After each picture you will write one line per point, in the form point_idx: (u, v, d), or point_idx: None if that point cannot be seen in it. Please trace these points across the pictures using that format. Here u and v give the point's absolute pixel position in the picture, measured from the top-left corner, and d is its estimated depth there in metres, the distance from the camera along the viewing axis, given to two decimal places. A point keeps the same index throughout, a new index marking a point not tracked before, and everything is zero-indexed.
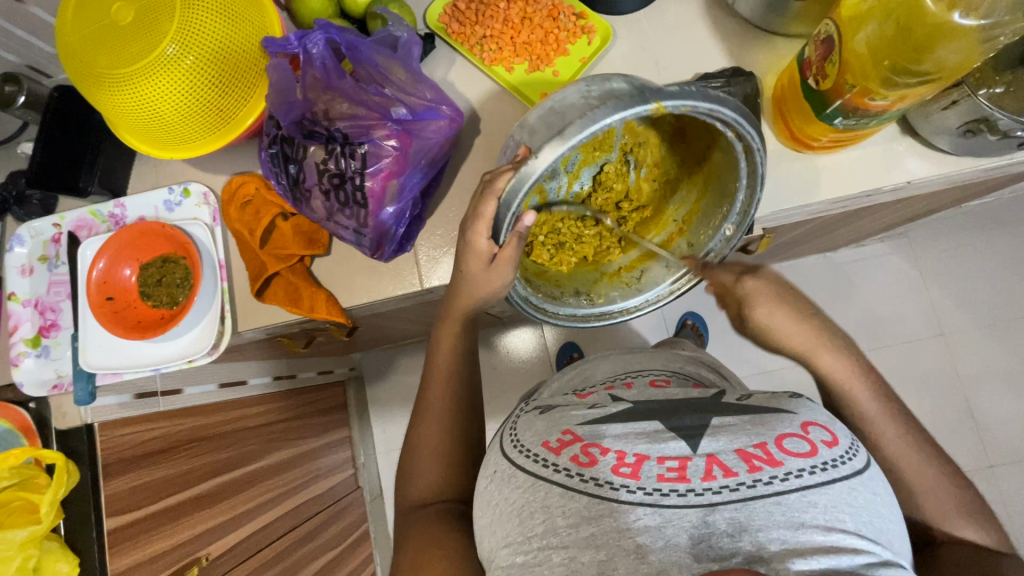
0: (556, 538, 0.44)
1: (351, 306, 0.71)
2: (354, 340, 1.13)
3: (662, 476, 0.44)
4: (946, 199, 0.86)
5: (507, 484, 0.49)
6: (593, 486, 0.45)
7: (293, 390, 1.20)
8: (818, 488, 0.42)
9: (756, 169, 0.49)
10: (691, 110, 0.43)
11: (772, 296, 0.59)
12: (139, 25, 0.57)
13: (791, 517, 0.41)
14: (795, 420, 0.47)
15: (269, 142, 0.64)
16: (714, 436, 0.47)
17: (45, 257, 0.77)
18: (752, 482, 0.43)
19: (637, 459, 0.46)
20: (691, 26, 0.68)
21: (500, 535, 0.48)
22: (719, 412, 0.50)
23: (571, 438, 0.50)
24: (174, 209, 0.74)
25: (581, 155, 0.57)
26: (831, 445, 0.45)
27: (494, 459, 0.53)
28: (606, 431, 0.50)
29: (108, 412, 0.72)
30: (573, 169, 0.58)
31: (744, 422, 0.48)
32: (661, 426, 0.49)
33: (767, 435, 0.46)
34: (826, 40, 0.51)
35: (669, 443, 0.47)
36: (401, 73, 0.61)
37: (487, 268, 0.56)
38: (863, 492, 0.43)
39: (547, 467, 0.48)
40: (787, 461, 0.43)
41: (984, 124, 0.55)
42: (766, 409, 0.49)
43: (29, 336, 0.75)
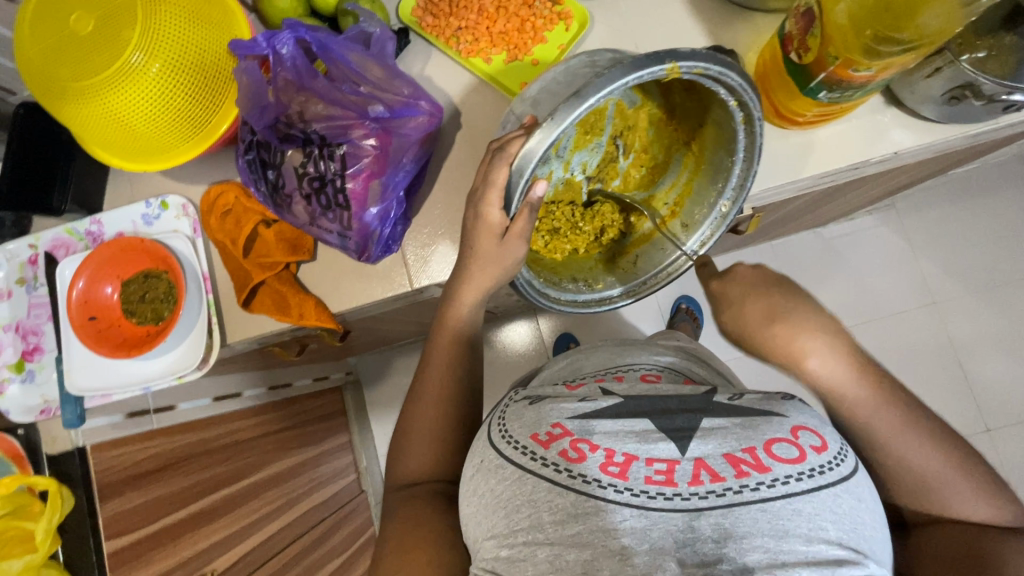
0: (543, 533, 0.44)
1: (341, 312, 0.70)
2: (348, 345, 1.11)
3: (650, 478, 0.44)
4: (932, 168, 0.86)
5: (494, 475, 0.49)
6: (580, 483, 0.45)
7: (290, 400, 1.19)
8: (804, 496, 0.41)
9: (756, 139, 0.49)
10: (703, 72, 0.43)
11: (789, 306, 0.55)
12: (101, 35, 0.55)
13: (776, 526, 0.41)
14: (784, 425, 0.46)
15: (245, 148, 0.62)
16: (703, 439, 0.46)
17: (23, 280, 0.75)
18: (739, 488, 0.42)
19: (625, 459, 0.45)
20: (668, 6, 0.67)
21: (485, 526, 0.48)
22: (711, 415, 0.49)
23: (560, 431, 0.49)
24: (153, 223, 0.72)
25: (575, 137, 0.56)
26: (820, 450, 0.44)
27: (481, 449, 0.52)
28: (596, 427, 0.49)
29: (101, 434, 0.71)
30: (567, 154, 0.57)
31: (735, 426, 0.47)
32: (650, 426, 0.48)
33: (757, 439, 0.45)
34: (807, 13, 0.50)
35: (659, 444, 0.46)
36: (377, 70, 0.59)
37: (499, 244, 0.55)
38: (848, 500, 0.42)
39: (535, 461, 0.47)
40: (775, 466, 0.43)
41: (967, 90, 0.54)
42: (755, 411, 0.48)
43: (12, 362, 0.74)
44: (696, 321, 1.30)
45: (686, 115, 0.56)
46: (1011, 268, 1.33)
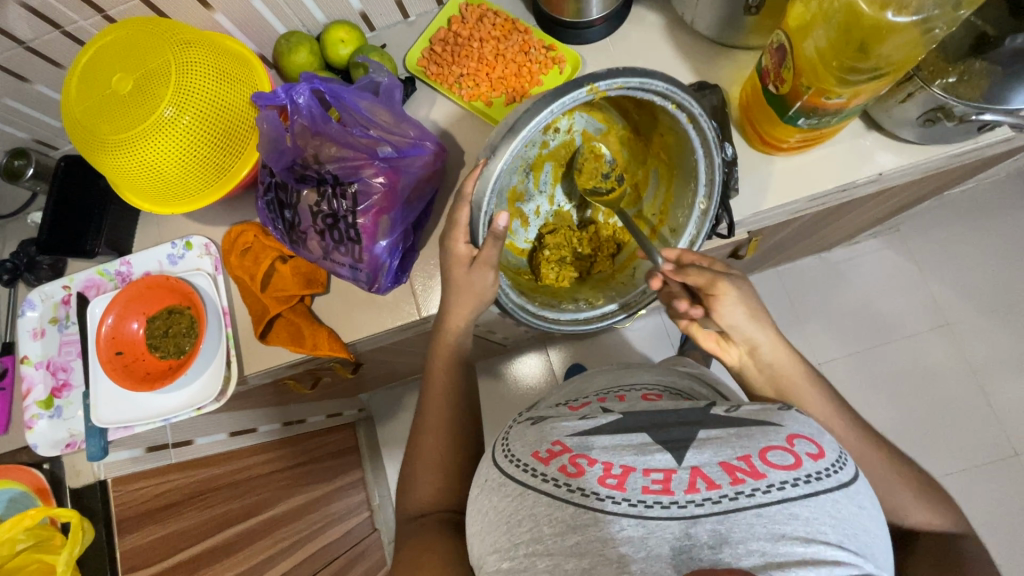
0: (543, 545, 0.45)
1: (353, 342, 0.73)
2: (361, 378, 1.14)
3: (647, 488, 0.45)
4: (924, 188, 0.89)
5: (497, 492, 0.50)
6: (579, 495, 0.46)
7: (304, 435, 1.20)
8: (800, 501, 0.42)
9: (707, 133, 0.53)
10: (623, 85, 0.48)
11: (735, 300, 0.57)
12: (138, 93, 0.60)
13: (772, 529, 0.41)
14: (780, 433, 0.47)
15: (264, 189, 0.67)
16: (699, 448, 0.47)
17: (56, 319, 0.79)
18: (734, 494, 0.43)
19: (623, 471, 0.46)
20: (655, 47, 0.72)
21: (489, 541, 0.48)
22: (708, 425, 0.50)
23: (560, 448, 0.50)
24: (178, 262, 0.77)
25: (550, 171, 0.67)
26: (816, 458, 0.45)
27: (486, 467, 0.54)
28: (595, 442, 0.50)
29: (122, 467, 0.74)
30: (546, 187, 0.68)
31: (730, 436, 0.48)
32: (648, 438, 0.49)
33: (752, 447, 0.46)
34: (779, 48, 0.54)
35: (656, 455, 0.47)
36: (385, 115, 0.64)
37: (469, 271, 0.58)
38: (848, 506, 0.43)
39: (536, 477, 0.48)
40: (769, 473, 0.44)
41: (940, 112, 0.57)
42: (754, 422, 0.49)
43: (42, 399, 0.77)
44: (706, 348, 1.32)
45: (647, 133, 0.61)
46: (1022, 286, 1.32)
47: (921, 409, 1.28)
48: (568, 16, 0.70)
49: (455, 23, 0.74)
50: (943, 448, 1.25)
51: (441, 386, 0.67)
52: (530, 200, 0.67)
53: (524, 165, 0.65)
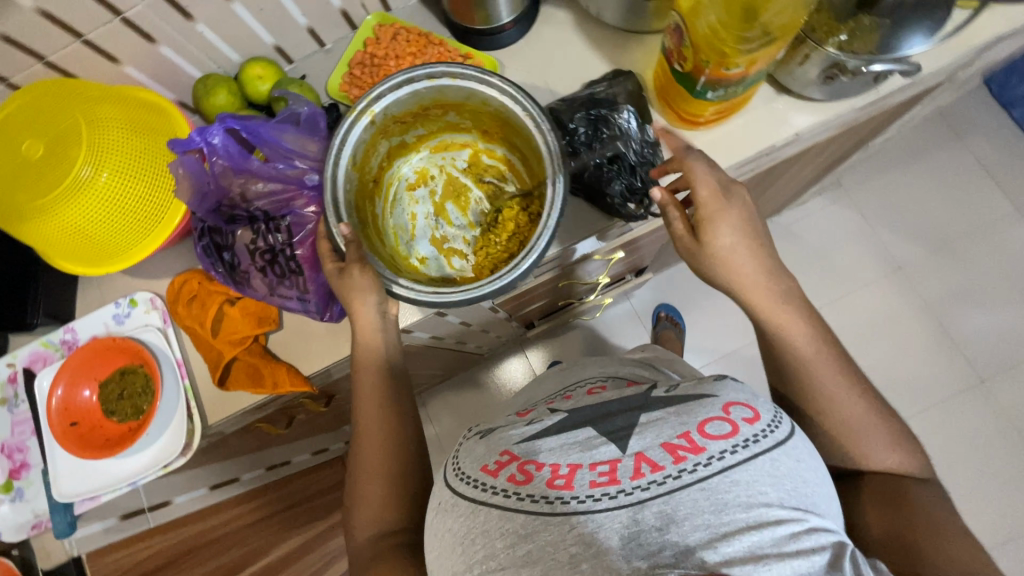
0: (496, 560, 0.44)
1: (314, 373, 0.72)
2: (339, 410, 1.13)
3: (594, 482, 0.46)
4: (850, 142, 0.93)
5: (450, 514, 0.48)
6: (530, 503, 0.46)
7: (287, 478, 1.17)
8: (739, 466, 0.44)
9: (480, 79, 0.59)
10: (381, 91, 0.59)
11: (739, 218, 0.59)
12: (50, 156, 0.59)
13: (715, 500, 0.43)
14: (716, 403, 0.49)
15: (199, 235, 0.66)
16: (641, 434, 0.48)
17: (4, 399, 0.75)
18: (677, 473, 0.44)
19: (569, 470, 0.47)
20: (569, 42, 0.74)
21: (446, 567, 0.47)
22: (648, 408, 0.52)
23: (507, 458, 0.50)
24: (124, 321, 0.74)
25: (455, 208, 0.72)
26: (751, 421, 0.47)
27: (438, 491, 0.52)
28: (542, 446, 0.51)
29: (93, 540, 0.76)
30: (457, 220, 0.72)
31: (670, 414, 0.50)
32: (593, 432, 0.51)
33: (690, 423, 0.48)
34: (675, 29, 0.57)
35: (601, 448, 0.48)
36: (313, 146, 0.63)
37: (342, 279, 0.59)
38: (786, 461, 0.45)
39: (486, 491, 0.48)
40: (708, 445, 0.45)
41: (836, 68, 0.60)
42: (691, 397, 0.51)
43: (2, 482, 0.74)
44: (679, 326, 1.35)
45: (477, 120, 0.67)
46: (961, 221, 1.39)
47: (889, 353, 1.32)
48: (478, 23, 0.71)
49: (370, 44, 0.74)
50: (910, 389, 1.29)
51: (389, 397, 0.64)
52: (454, 238, 0.71)
53: (428, 218, 0.72)
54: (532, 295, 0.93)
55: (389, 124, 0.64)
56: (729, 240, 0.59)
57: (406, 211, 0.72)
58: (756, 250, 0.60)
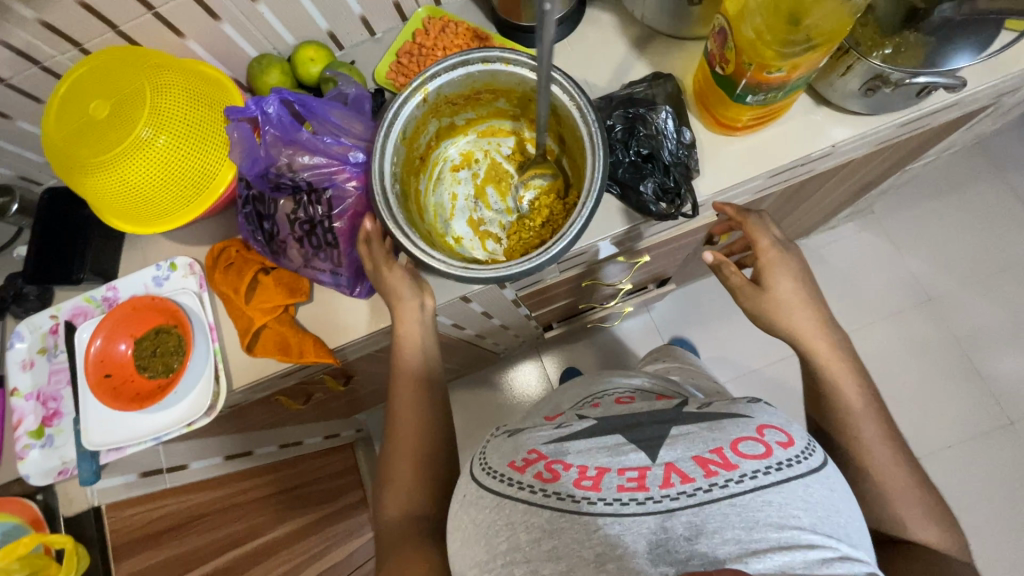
0: (521, 553, 0.45)
1: (339, 347, 0.74)
2: (355, 394, 1.14)
3: (622, 486, 0.47)
4: (886, 163, 0.92)
5: (474, 505, 0.50)
6: (556, 500, 0.47)
7: (298, 457, 1.19)
8: (772, 487, 0.45)
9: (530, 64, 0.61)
10: (435, 69, 0.61)
11: (795, 273, 0.68)
12: (114, 116, 0.63)
13: (747, 518, 0.43)
14: (750, 424, 0.50)
15: (243, 202, 0.68)
16: (671, 445, 0.50)
17: (45, 349, 0.79)
18: (708, 486, 0.45)
19: (597, 472, 0.48)
20: (611, 45, 0.75)
21: (467, 558, 0.48)
22: (680, 423, 0.53)
23: (536, 456, 0.52)
24: (163, 283, 0.77)
25: (495, 192, 0.73)
26: (786, 445, 0.48)
27: (463, 485, 0.54)
28: (570, 448, 0.52)
29: (114, 494, 0.75)
30: (496, 204, 0.73)
31: (701, 429, 0.51)
32: (621, 439, 0.52)
33: (723, 441, 0.49)
34: (720, 32, 0.58)
35: (629, 455, 0.50)
36: (359, 126, 0.66)
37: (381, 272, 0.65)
38: (819, 489, 0.46)
39: (513, 485, 0.49)
40: (741, 463, 0.46)
41: (879, 80, 0.60)
42: (722, 415, 0.53)
43: (34, 428, 0.76)
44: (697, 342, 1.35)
45: (524, 106, 0.68)
46: (996, 257, 1.35)
47: (913, 386, 1.29)
48: (525, 20, 0.74)
49: (419, 35, 0.77)
50: (930, 427, 1.26)
51: (422, 406, 0.67)
52: (490, 221, 0.73)
53: (468, 200, 0.74)
54: (556, 291, 0.93)
55: (440, 103, 0.66)
56: (788, 290, 0.67)
57: (448, 191, 0.74)
58: (816, 307, 0.67)
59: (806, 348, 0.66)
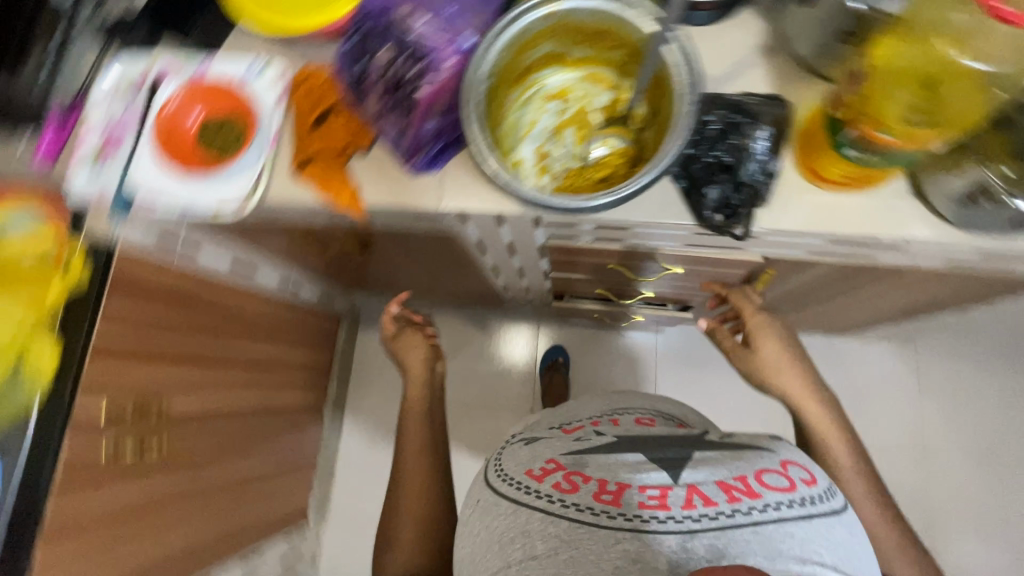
0: (533, 556, 0.61)
1: (370, 205, 0.77)
2: (366, 266, 1.21)
3: (645, 502, 0.61)
4: (951, 291, 0.89)
5: (492, 510, 0.68)
6: (574, 509, 0.62)
7: (291, 303, 1.36)
8: (792, 519, 0.58)
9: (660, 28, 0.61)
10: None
11: (777, 338, 0.93)
12: None
13: (771, 544, 0.56)
14: (777, 459, 0.65)
15: (348, 35, 0.70)
16: (696, 469, 0.64)
17: (133, 86, 0.82)
18: (731, 511, 0.58)
19: (618, 488, 0.63)
20: (752, 48, 0.72)
21: (488, 564, 0.65)
22: (700, 449, 0.69)
23: (553, 466, 0.68)
24: (254, 77, 0.80)
25: (572, 135, 0.74)
26: (808, 484, 0.62)
27: (479, 490, 0.74)
28: (589, 462, 0.68)
29: (132, 234, 0.82)
30: (568, 146, 0.74)
31: (722, 458, 0.66)
32: (642, 458, 0.67)
33: (748, 472, 0.63)
34: (853, 75, 0.56)
35: (653, 473, 0.64)
36: (479, 18, 0.68)
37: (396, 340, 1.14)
38: (839, 530, 0.59)
39: (530, 493, 0.66)
40: (765, 494, 0.60)
41: (983, 192, 0.59)
42: (745, 448, 0.68)
43: (94, 151, 0.79)
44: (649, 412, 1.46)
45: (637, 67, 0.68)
46: None
47: None
48: None
49: None
50: None
51: (422, 462, 0.97)
52: (555, 159, 0.74)
53: (545, 131, 0.75)
54: (581, 261, 0.96)
55: (563, 28, 0.67)
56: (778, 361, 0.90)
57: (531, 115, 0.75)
58: (808, 379, 0.89)
59: (803, 412, 0.87)
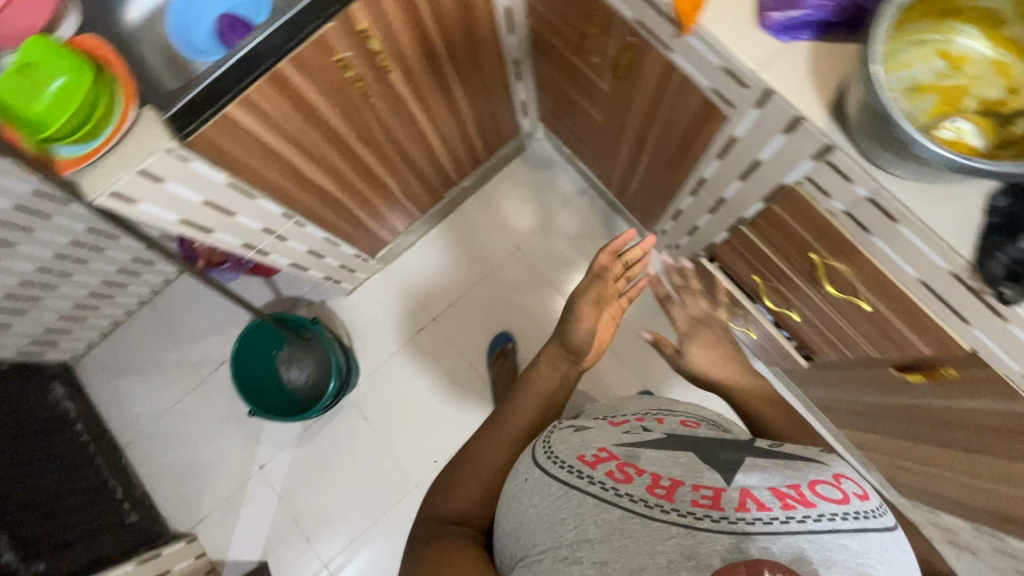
0: (585, 540, 0.54)
1: (700, 27, 0.72)
2: (593, 100, 1.20)
3: (697, 502, 0.54)
4: None
5: (542, 490, 0.61)
6: (627, 500, 0.55)
7: (506, 85, 1.38)
8: (848, 531, 0.49)
9: None
10: None
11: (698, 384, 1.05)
12: None
13: (826, 553, 0.48)
14: (828, 471, 0.56)
15: None
16: (749, 473, 0.56)
17: None
18: (785, 515, 0.50)
19: (671, 484, 0.56)
20: None
21: (538, 537, 0.58)
22: (753, 454, 0.60)
23: (606, 456, 0.62)
24: None
25: (930, 103, 0.65)
26: (861, 496, 0.53)
27: (529, 467, 0.66)
28: (641, 454, 0.61)
29: None
30: (917, 108, 0.65)
31: (776, 465, 0.58)
32: (695, 458, 0.60)
33: (801, 479, 0.54)
34: None
35: (706, 475, 0.57)
36: None
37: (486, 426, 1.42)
38: (893, 547, 0.50)
39: (583, 478, 0.59)
40: (819, 503, 0.51)
41: None
42: (802, 458, 0.59)
43: None
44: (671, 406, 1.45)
45: None
46: None
47: None
48: None
49: None
50: None
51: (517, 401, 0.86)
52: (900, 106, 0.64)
53: (908, 80, 0.65)
54: (787, 231, 0.91)
55: None
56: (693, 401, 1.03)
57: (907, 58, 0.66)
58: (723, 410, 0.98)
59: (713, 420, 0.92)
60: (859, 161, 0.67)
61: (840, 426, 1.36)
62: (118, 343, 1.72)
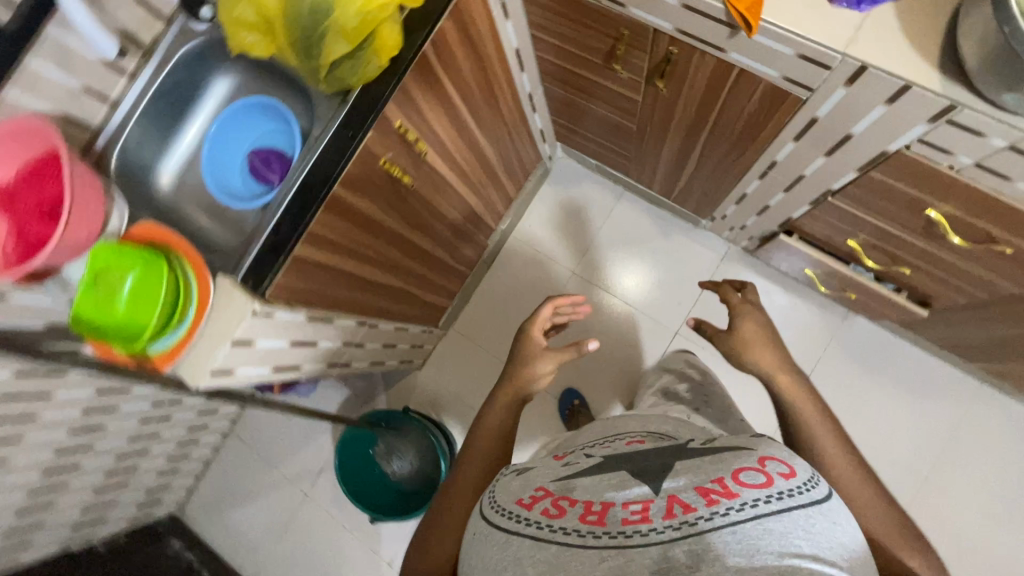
0: None
1: (764, 26, 0.67)
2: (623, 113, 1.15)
3: (626, 519, 0.50)
4: None
5: (492, 547, 0.52)
6: (567, 535, 0.50)
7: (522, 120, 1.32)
8: (772, 515, 0.48)
9: None
10: None
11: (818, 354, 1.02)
12: None
13: (748, 544, 0.46)
14: (753, 456, 0.54)
15: None
16: (676, 477, 0.54)
17: None
18: (709, 514, 0.48)
19: (603, 507, 0.52)
20: None
21: None
22: (684, 458, 0.57)
23: (542, 493, 0.55)
24: None
25: None
26: (787, 476, 0.51)
27: (475, 523, 0.57)
28: (575, 485, 0.56)
29: None
30: None
31: (705, 463, 0.55)
32: (627, 474, 0.56)
33: (725, 472, 0.52)
34: None
35: (634, 489, 0.53)
36: None
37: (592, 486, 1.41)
38: (821, 520, 0.49)
39: (519, 521, 0.52)
40: (743, 492, 0.49)
41: None
42: (728, 449, 0.57)
43: None
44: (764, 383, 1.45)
45: None
46: None
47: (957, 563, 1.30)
48: None
49: None
50: None
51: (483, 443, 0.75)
52: None
53: None
54: (890, 196, 0.85)
55: None
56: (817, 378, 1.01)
57: None
58: None
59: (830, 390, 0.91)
60: (991, 114, 0.61)
61: (971, 360, 1.27)
62: (213, 480, 1.72)
